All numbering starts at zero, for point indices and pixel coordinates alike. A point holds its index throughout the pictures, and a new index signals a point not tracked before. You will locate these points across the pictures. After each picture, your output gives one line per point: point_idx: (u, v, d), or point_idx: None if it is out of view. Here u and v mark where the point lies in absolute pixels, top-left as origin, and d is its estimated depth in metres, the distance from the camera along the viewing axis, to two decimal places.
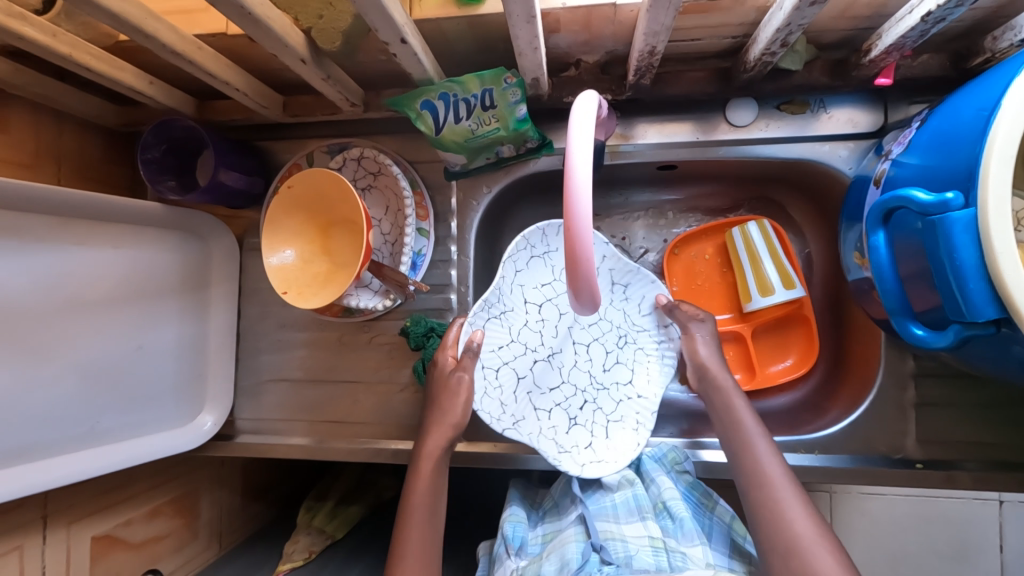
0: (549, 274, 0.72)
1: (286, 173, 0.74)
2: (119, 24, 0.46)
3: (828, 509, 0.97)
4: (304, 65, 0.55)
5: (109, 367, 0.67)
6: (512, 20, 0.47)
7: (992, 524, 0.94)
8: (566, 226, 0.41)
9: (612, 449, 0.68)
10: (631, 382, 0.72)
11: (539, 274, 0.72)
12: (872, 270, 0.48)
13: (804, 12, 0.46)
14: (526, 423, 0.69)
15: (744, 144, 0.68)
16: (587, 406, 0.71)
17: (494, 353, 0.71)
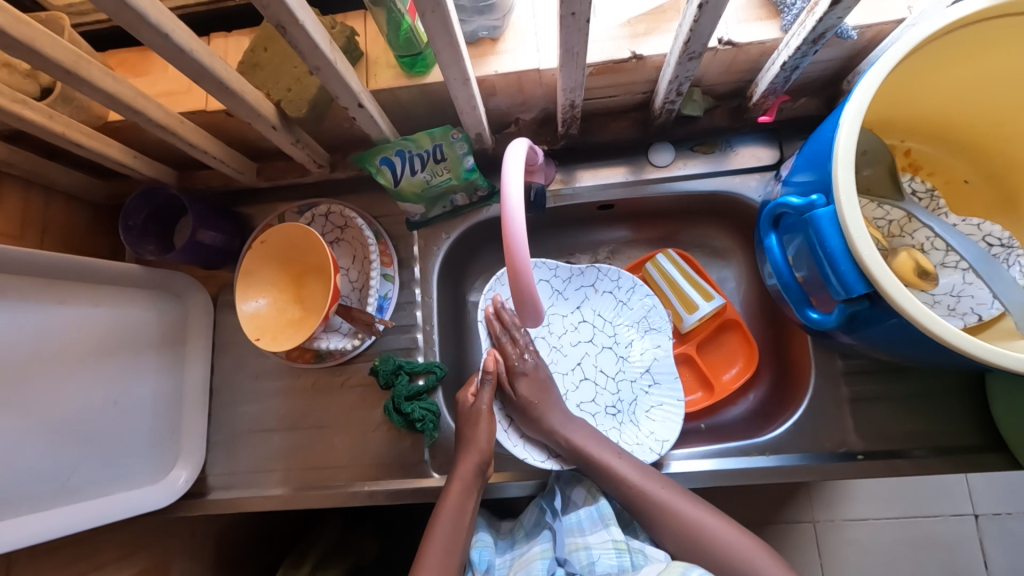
0: (612, 313, 0.84)
1: (259, 232, 0.80)
2: (113, 103, 0.54)
3: (815, 540, 0.99)
4: (275, 131, 0.63)
5: (84, 424, 0.68)
6: (451, 83, 0.56)
7: (958, 531, 0.98)
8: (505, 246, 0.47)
9: (523, 438, 0.75)
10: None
11: (604, 305, 0.84)
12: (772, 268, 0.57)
13: (686, 66, 0.57)
14: (497, 346, 0.79)
15: (667, 181, 0.78)
16: None
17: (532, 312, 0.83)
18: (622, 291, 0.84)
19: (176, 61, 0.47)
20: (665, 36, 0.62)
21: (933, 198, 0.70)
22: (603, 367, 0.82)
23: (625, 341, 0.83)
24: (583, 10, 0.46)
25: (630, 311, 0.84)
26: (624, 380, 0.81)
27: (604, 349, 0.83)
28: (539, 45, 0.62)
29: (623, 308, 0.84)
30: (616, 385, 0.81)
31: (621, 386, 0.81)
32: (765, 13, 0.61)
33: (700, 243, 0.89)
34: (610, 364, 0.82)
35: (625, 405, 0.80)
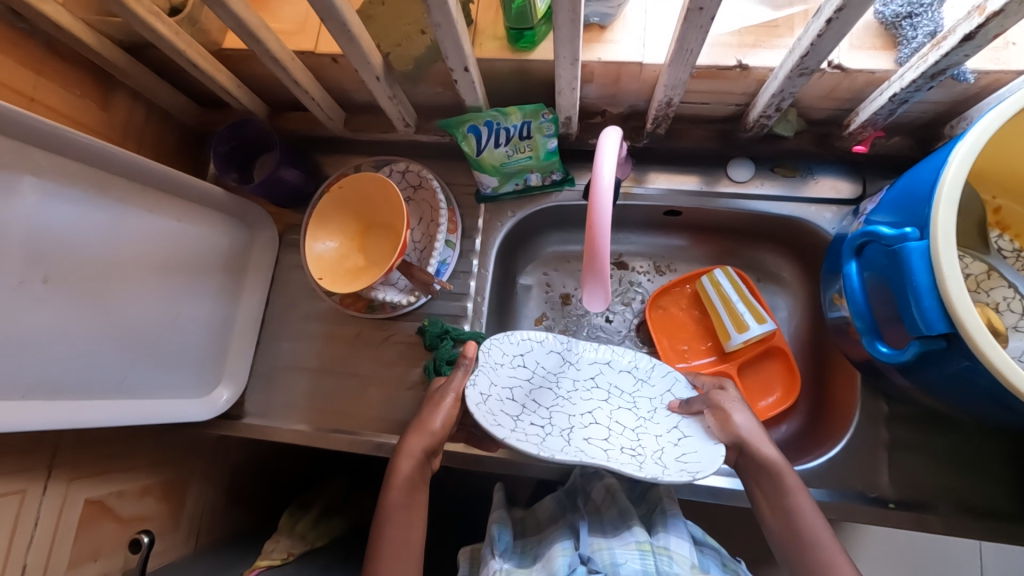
0: (631, 387, 0.75)
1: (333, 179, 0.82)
2: (240, 28, 0.57)
3: None
4: (378, 82, 0.65)
5: (149, 327, 0.72)
6: (559, 61, 0.57)
7: None
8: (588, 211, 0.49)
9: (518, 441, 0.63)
10: (588, 461, 0.63)
11: (622, 378, 0.76)
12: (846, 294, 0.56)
13: (794, 81, 0.57)
14: (496, 377, 0.72)
15: (741, 198, 0.78)
16: (548, 434, 0.67)
17: (540, 362, 0.76)
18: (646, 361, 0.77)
19: None
20: (774, 51, 0.62)
21: (1021, 258, 0.67)
22: (618, 420, 0.71)
23: (646, 407, 0.73)
24: (711, 6, 0.46)
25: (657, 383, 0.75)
26: (647, 433, 0.69)
27: (620, 409, 0.72)
28: (647, 40, 0.63)
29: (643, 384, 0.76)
30: (638, 434, 0.69)
31: (643, 436, 0.68)
32: (881, 43, 0.60)
33: (759, 266, 0.89)
34: (628, 420, 0.71)
35: (648, 452, 0.66)
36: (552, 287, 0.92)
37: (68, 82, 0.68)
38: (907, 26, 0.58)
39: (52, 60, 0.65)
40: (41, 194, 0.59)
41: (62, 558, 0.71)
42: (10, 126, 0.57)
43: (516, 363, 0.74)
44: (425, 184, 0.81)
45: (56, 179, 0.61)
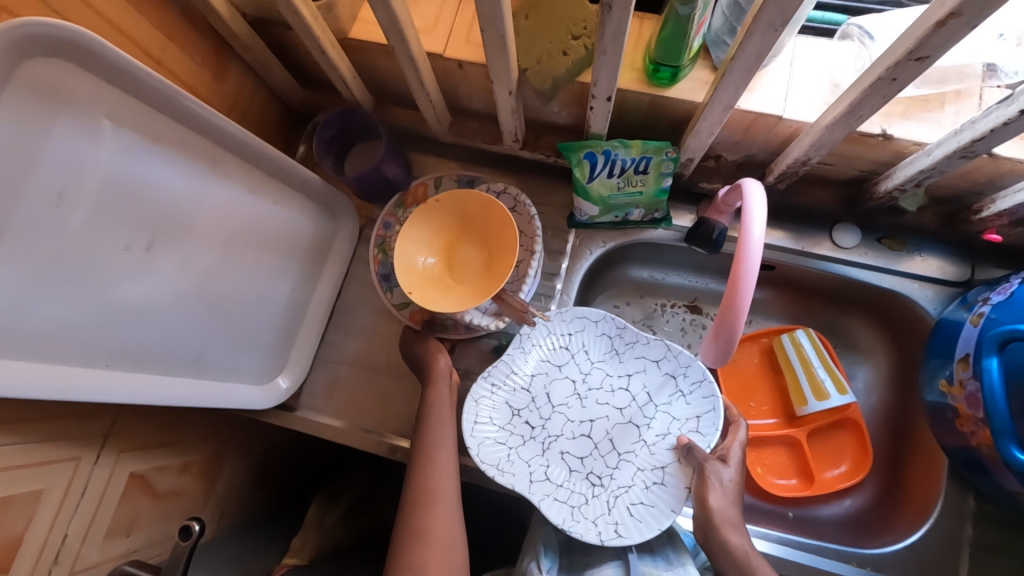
0: (662, 398, 0.74)
1: (414, 189, 0.79)
2: (392, 24, 0.56)
3: None
4: (508, 96, 0.64)
5: (232, 308, 0.70)
6: (711, 106, 0.55)
7: None
8: (740, 262, 0.49)
9: (483, 444, 0.70)
10: (547, 478, 0.70)
11: (660, 386, 0.74)
12: (986, 388, 0.58)
13: (951, 161, 0.55)
14: (520, 364, 0.75)
15: (842, 264, 0.76)
16: (536, 432, 0.73)
17: (579, 354, 0.77)
18: (685, 379, 0.73)
19: (484, 5, 0.48)
20: (922, 125, 0.60)
21: None
22: (614, 436, 0.73)
23: (660, 430, 0.72)
24: (905, 78, 0.45)
25: (686, 404, 0.72)
26: (629, 461, 0.71)
27: (628, 424, 0.74)
28: (789, 94, 0.61)
29: (677, 399, 0.73)
30: (618, 460, 0.72)
31: (623, 464, 0.71)
32: None
33: (840, 333, 0.87)
34: (625, 437, 0.73)
35: (612, 483, 0.70)
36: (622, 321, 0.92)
37: (192, 49, 0.66)
38: None
39: (183, 26, 0.64)
40: (160, 159, 0.58)
41: (102, 527, 0.67)
42: (143, 90, 0.55)
43: (557, 346, 0.77)
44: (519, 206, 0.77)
45: (176, 147, 0.59)
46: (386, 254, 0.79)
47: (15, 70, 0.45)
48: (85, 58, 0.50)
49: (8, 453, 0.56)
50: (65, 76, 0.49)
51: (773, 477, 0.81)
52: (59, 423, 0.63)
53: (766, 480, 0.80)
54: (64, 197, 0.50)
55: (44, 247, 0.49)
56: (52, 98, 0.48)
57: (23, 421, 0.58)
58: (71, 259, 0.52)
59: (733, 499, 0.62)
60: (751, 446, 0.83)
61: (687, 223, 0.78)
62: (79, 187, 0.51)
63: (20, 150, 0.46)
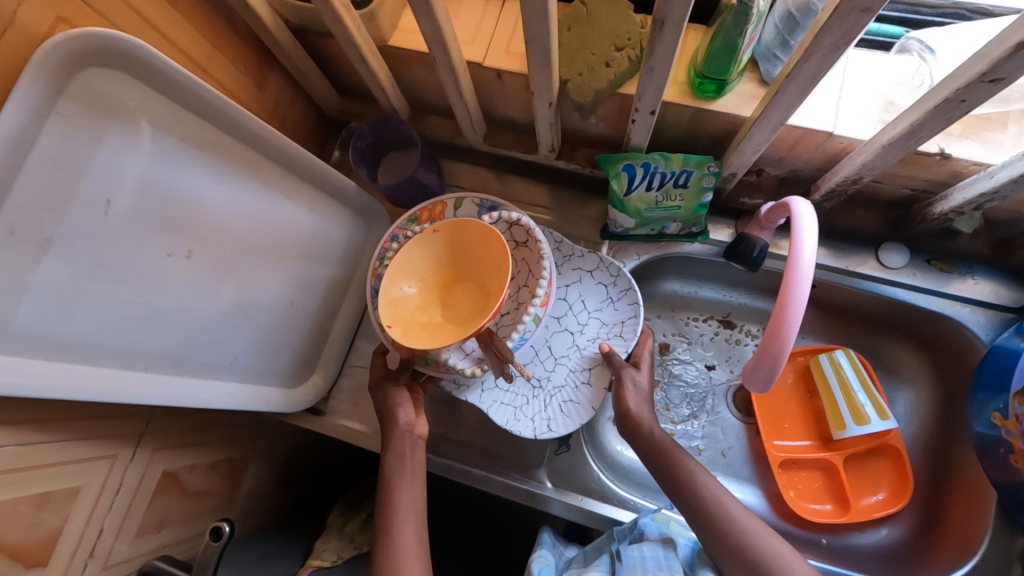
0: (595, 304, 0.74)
1: (430, 208, 0.71)
2: (436, 36, 0.55)
3: None
4: (548, 108, 0.63)
5: (265, 314, 0.70)
6: (759, 123, 0.54)
7: None
8: (791, 286, 0.47)
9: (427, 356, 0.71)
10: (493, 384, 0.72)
11: (594, 293, 0.74)
12: None
13: (1016, 185, 0.52)
14: None
15: (888, 285, 0.74)
16: None
17: None
18: (614, 287, 0.73)
19: (530, 19, 0.47)
20: (983, 145, 0.57)
21: None
22: (550, 342, 0.74)
23: (591, 334, 0.73)
24: (975, 100, 0.42)
25: (611, 311, 0.73)
26: (563, 364, 0.73)
27: (563, 329, 0.74)
28: (840, 111, 0.59)
29: (608, 304, 0.73)
30: (553, 364, 0.73)
31: (558, 367, 0.73)
32: None
33: (881, 356, 0.84)
34: (560, 344, 0.74)
35: (548, 385, 0.72)
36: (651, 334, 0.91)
37: (237, 58, 0.67)
38: None
39: (227, 34, 0.65)
40: (199, 166, 0.58)
41: (134, 523, 0.68)
42: (191, 102, 0.56)
43: None
44: (531, 242, 0.66)
45: (217, 155, 0.60)
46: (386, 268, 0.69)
47: (69, 82, 0.46)
48: (136, 69, 0.50)
49: (49, 450, 0.57)
50: (117, 87, 0.50)
51: (806, 502, 0.79)
52: (99, 422, 0.64)
53: (798, 504, 0.78)
54: (111, 204, 0.51)
55: (91, 253, 0.50)
56: (101, 108, 0.49)
57: (63, 420, 0.60)
58: (115, 266, 0.52)
59: (646, 397, 0.65)
60: (783, 469, 0.81)
61: (724, 237, 0.77)
62: (125, 195, 0.52)
63: (73, 161, 0.47)
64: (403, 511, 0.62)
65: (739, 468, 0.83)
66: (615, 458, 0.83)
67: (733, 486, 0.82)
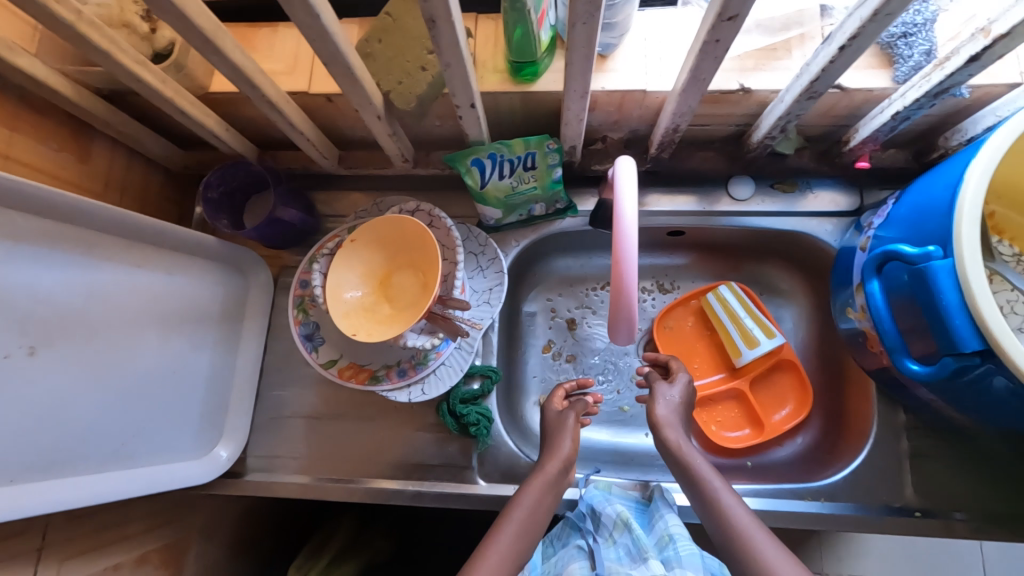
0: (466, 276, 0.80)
1: (325, 243, 0.75)
2: (235, 74, 0.54)
3: None
4: (378, 121, 0.64)
5: (142, 392, 0.66)
6: (568, 94, 0.56)
7: None
8: (615, 243, 0.49)
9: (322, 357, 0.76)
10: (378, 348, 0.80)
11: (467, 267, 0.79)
12: (870, 314, 0.55)
13: (801, 105, 0.57)
14: None
15: (744, 216, 0.79)
16: None
17: None
18: (479, 258, 0.79)
19: (316, 42, 0.48)
20: (775, 73, 0.62)
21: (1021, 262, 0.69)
22: None
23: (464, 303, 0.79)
24: (727, 38, 0.46)
25: (480, 279, 0.79)
26: None
27: None
28: (648, 67, 0.63)
29: (476, 274, 0.79)
30: None
31: None
32: (878, 62, 0.61)
33: (762, 280, 0.89)
34: None
35: None
36: (557, 312, 0.93)
37: (46, 136, 0.63)
38: (904, 45, 0.59)
39: (27, 114, 0.61)
40: (22, 256, 0.55)
41: None
42: None
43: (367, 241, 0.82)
44: (438, 223, 0.75)
45: (36, 239, 0.56)
46: (306, 312, 0.76)
47: None
48: None
49: None
50: None
51: (727, 431, 0.84)
52: None
53: (717, 434, 0.83)
54: None
55: None
56: None
57: None
58: None
59: (678, 411, 0.68)
60: (701, 407, 0.85)
61: (590, 207, 0.80)
62: None
63: None
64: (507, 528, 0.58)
65: None
66: (545, 438, 0.87)
67: None
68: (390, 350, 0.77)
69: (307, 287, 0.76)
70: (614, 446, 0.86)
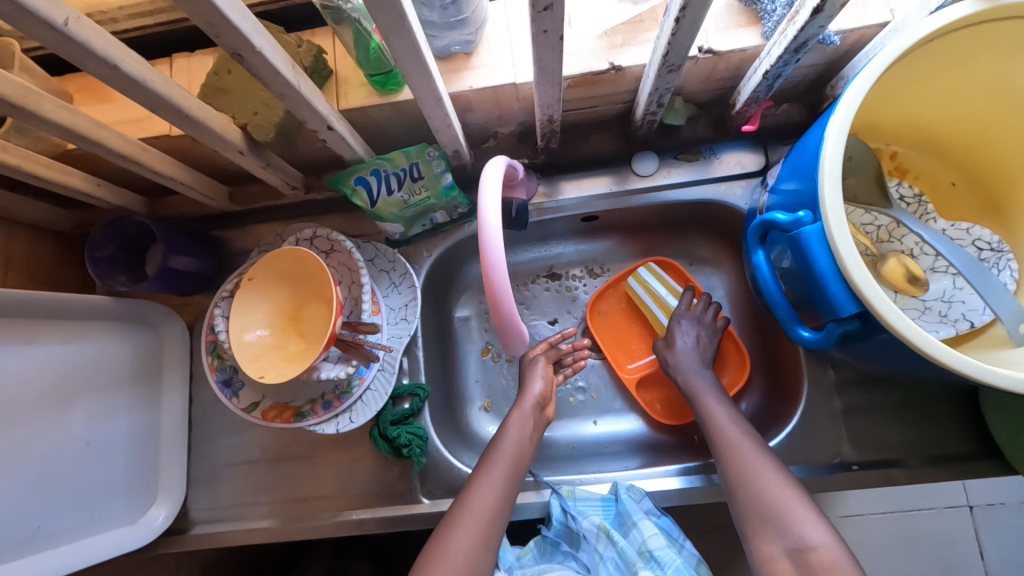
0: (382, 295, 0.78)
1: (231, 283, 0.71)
2: (67, 135, 0.51)
3: None
4: (244, 156, 0.61)
5: (54, 472, 0.64)
6: (424, 103, 0.54)
7: (972, 536, 0.93)
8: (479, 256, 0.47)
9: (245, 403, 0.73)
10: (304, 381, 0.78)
11: (380, 285, 0.77)
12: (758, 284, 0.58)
13: (664, 80, 0.56)
14: None
15: (655, 191, 0.77)
16: None
17: None
18: (391, 274, 0.77)
19: (132, 92, 0.45)
20: (644, 47, 0.60)
21: (921, 203, 0.69)
22: None
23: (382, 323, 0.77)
24: (555, 27, 0.43)
25: (395, 296, 0.77)
26: None
27: None
28: (515, 59, 0.60)
29: (391, 291, 0.77)
30: None
31: None
32: (746, 20, 0.59)
33: (686, 251, 0.88)
34: None
35: None
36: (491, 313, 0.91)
37: None
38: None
39: None
40: None
41: None
42: None
43: None
44: (339, 246, 0.73)
45: None
46: (221, 357, 0.72)
47: None
48: None
49: None
50: None
51: (670, 408, 0.83)
52: None
53: (658, 413, 0.82)
54: None
55: None
56: None
57: None
58: None
59: (700, 345, 0.76)
60: (642, 388, 0.84)
61: None
62: None
63: None
64: (484, 481, 0.63)
65: (610, 402, 0.86)
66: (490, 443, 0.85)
67: (609, 420, 0.85)
68: (311, 384, 0.74)
69: (214, 332, 0.71)
70: (561, 438, 0.84)
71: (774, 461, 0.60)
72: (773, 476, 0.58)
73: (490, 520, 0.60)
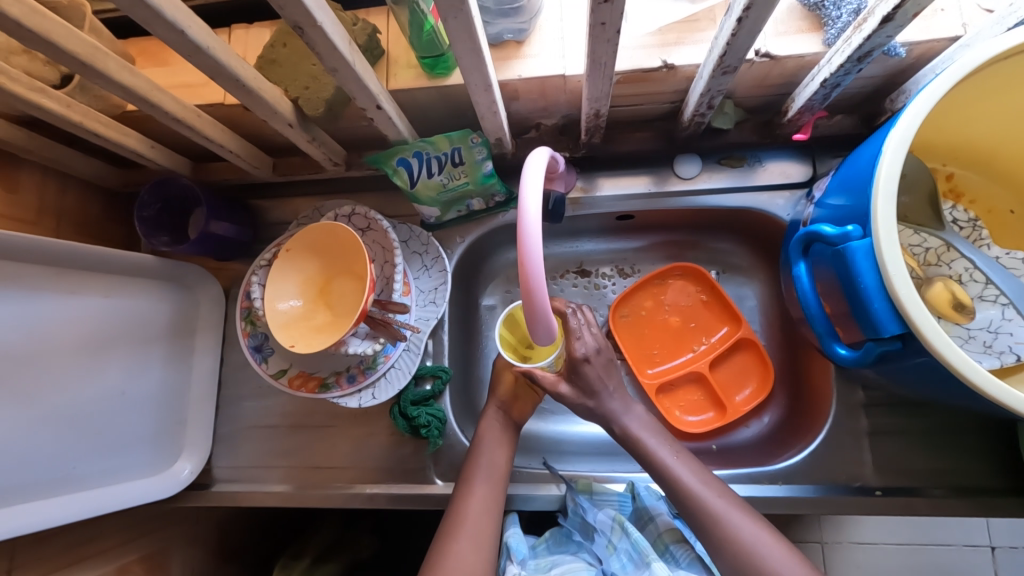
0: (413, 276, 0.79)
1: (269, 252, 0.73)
2: (129, 95, 0.52)
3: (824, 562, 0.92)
4: (292, 129, 0.62)
5: (89, 419, 0.67)
6: (472, 88, 0.54)
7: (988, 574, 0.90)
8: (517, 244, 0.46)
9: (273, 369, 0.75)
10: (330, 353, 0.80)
11: (412, 267, 0.78)
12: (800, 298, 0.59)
13: (718, 81, 0.55)
14: None
15: (695, 194, 0.76)
16: None
17: None
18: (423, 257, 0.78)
19: (194, 57, 0.46)
20: (698, 46, 0.59)
21: (975, 228, 0.67)
22: None
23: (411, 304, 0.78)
24: (613, 20, 0.43)
25: (426, 279, 0.78)
26: None
27: None
28: (565, 50, 0.60)
29: (421, 274, 0.78)
30: None
31: None
32: (808, 26, 0.57)
33: (718, 259, 0.87)
34: None
35: None
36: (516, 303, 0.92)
37: None
38: (830, 7, 0.55)
39: None
40: None
41: None
42: None
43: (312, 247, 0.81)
44: (375, 225, 0.74)
45: None
46: (254, 323, 0.73)
47: None
48: None
49: None
50: None
51: (689, 415, 0.82)
52: None
53: (676, 419, 0.81)
54: None
55: None
56: None
57: None
58: None
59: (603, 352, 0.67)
60: (661, 394, 0.83)
61: None
62: None
63: None
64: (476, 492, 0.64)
65: None
66: None
67: None
68: (337, 357, 0.76)
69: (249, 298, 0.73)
70: (578, 435, 0.85)
71: (745, 508, 0.58)
72: (743, 520, 0.57)
73: (488, 531, 0.61)
